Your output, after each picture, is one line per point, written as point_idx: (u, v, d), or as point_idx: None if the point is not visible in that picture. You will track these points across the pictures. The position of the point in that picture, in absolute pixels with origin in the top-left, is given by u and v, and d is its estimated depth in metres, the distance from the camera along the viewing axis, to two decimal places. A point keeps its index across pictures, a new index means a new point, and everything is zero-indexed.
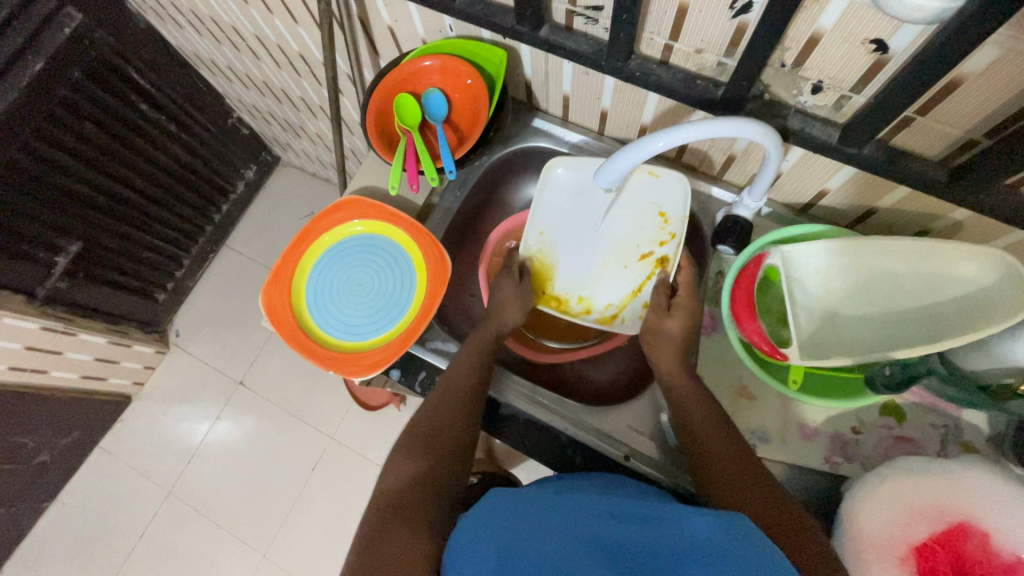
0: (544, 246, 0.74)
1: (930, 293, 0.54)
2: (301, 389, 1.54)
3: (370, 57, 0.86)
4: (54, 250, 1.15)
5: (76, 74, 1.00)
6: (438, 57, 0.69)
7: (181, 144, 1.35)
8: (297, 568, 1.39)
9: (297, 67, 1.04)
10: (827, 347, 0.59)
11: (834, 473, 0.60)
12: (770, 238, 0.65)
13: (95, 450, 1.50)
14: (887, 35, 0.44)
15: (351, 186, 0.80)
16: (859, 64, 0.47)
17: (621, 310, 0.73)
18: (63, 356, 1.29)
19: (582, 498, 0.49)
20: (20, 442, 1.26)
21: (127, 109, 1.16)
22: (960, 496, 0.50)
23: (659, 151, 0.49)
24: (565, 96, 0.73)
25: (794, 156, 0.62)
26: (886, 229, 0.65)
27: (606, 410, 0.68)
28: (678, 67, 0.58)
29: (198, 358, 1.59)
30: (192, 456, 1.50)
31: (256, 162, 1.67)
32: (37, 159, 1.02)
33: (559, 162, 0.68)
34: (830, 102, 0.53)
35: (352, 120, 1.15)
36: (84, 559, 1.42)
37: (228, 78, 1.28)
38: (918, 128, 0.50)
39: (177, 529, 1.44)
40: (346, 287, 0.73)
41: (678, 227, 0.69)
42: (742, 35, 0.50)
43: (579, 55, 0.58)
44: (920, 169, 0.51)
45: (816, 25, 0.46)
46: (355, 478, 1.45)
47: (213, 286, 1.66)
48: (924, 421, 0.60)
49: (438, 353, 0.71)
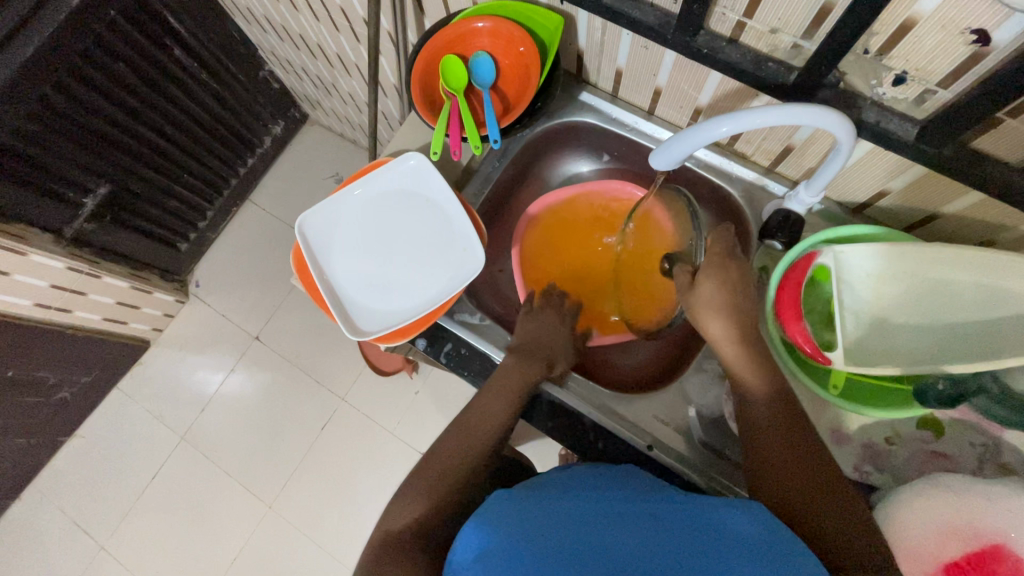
0: (360, 210, 0.69)
1: (985, 308, 0.51)
2: (316, 348, 1.55)
3: (415, 13, 0.82)
4: (83, 190, 1.16)
5: (112, 13, 0.98)
6: (491, 19, 0.66)
7: (211, 93, 1.33)
8: (300, 522, 1.42)
9: (337, 21, 1.02)
10: (869, 355, 0.57)
11: (864, 483, 0.59)
12: (825, 236, 0.62)
13: (113, 391, 1.53)
14: (992, 25, 0.40)
15: (388, 149, 0.79)
16: (951, 56, 0.44)
17: (322, 243, 0.67)
18: (87, 298, 1.30)
19: (585, 492, 0.49)
20: (43, 376, 1.29)
21: (159, 53, 1.14)
22: (995, 517, 0.49)
23: (722, 136, 0.47)
24: (619, 71, 0.69)
25: (860, 151, 0.58)
26: (945, 236, 0.62)
27: (631, 398, 0.67)
28: (748, 47, 0.54)
29: (216, 310, 1.60)
30: (206, 404, 1.52)
31: (284, 118, 1.65)
32: (68, 98, 1.01)
33: (394, 221, 0.69)
34: (911, 96, 0.49)
35: (388, 82, 1.13)
36: (98, 493, 1.47)
37: (263, 29, 1.25)
38: (1006, 132, 0.46)
39: (188, 472, 1.48)
40: (356, 241, 0.68)
41: (357, 218, 0.69)
42: (827, 16, 0.47)
43: (644, 26, 0.54)
44: (1002, 175, 0.47)
45: (913, 9, 0.42)
46: (363, 441, 1.47)
47: (235, 239, 1.66)
48: (963, 437, 0.58)
49: (466, 327, 0.70)
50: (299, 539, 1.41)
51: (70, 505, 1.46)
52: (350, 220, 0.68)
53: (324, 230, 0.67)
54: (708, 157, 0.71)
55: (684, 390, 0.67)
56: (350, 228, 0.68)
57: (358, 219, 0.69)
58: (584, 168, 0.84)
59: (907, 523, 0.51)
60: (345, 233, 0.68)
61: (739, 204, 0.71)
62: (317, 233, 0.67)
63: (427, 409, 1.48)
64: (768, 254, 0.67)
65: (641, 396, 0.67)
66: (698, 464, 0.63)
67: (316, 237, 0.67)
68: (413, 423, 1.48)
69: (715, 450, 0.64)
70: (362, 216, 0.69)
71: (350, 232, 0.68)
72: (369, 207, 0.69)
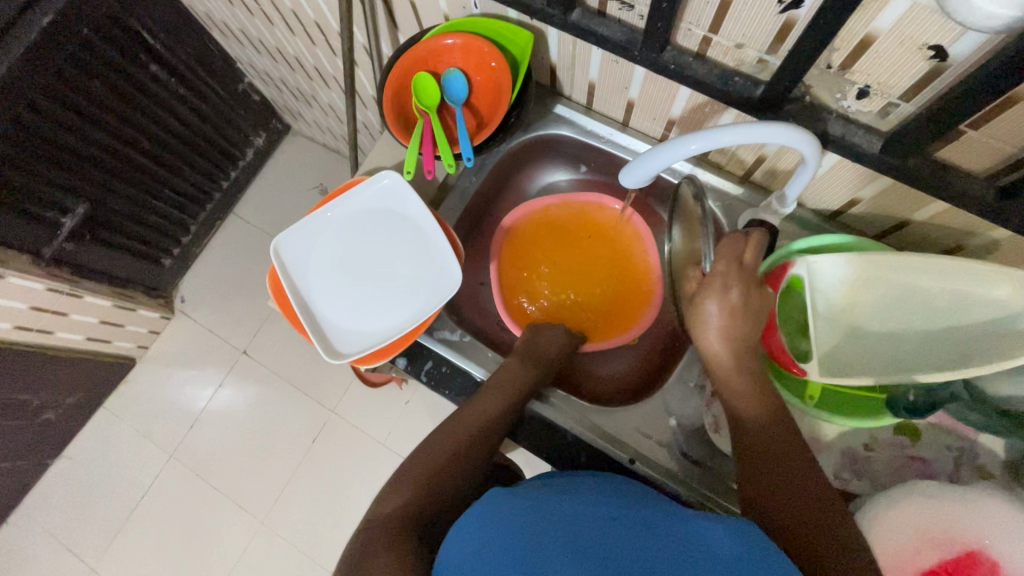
0: (336, 229, 0.69)
1: (955, 316, 0.52)
2: (305, 361, 1.54)
3: (388, 28, 0.82)
4: (61, 210, 1.14)
5: (85, 32, 0.97)
6: (461, 36, 0.65)
7: (189, 107, 1.31)
8: (293, 537, 1.41)
9: (312, 35, 1.01)
10: (844, 363, 0.58)
11: (843, 490, 0.59)
12: (799, 247, 0.63)
13: (99, 411, 1.52)
14: (948, 42, 0.40)
15: (364, 166, 0.78)
16: (912, 71, 0.44)
17: (298, 262, 0.67)
18: (69, 318, 1.28)
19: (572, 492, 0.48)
20: (26, 399, 1.27)
21: (135, 69, 1.12)
22: (970, 523, 0.49)
23: (692, 154, 0.48)
24: (591, 83, 0.69)
25: (829, 161, 0.59)
26: (916, 243, 0.62)
27: (612, 411, 0.67)
28: (715, 62, 0.55)
29: (202, 325, 1.59)
30: (195, 420, 1.51)
31: (265, 130, 1.64)
32: (42, 117, 1.00)
33: (371, 240, 0.69)
34: (876, 109, 0.50)
35: (367, 94, 1.12)
36: (86, 514, 1.45)
37: (240, 42, 1.24)
38: (969, 142, 0.47)
39: (179, 490, 1.46)
40: (332, 260, 0.68)
41: (332, 237, 0.68)
42: (789, 31, 0.47)
43: (611, 43, 0.54)
44: (966, 186, 0.48)
45: (871, 26, 0.43)
46: (354, 454, 1.46)
47: (219, 252, 1.65)
48: (939, 441, 0.59)
49: (446, 344, 0.70)
50: (292, 554, 1.40)
51: (58, 527, 1.44)
52: (326, 240, 0.68)
53: (299, 249, 0.67)
54: (683, 167, 0.72)
55: (665, 401, 0.67)
56: (326, 247, 0.68)
57: (334, 238, 0.68)
58: (562, 179, 0.84)
59: (886, 530, 0.51)
60: (321, 252, 0.68)
61: (715, 214, 0.71)
62: (292, 252, 0.67)
63: (418, 419, 1.48)
64: None
65: (622, 409, 0.67)
66: (680, 475, 0.63)
67: (291, 256, 0.67)
68: (404, 433, 1.47)
69: (696, 461, 0.64)
70: (337, 235, 0.69)
71: (326, 251, 0.68)
72: (344, 225, 0.69)
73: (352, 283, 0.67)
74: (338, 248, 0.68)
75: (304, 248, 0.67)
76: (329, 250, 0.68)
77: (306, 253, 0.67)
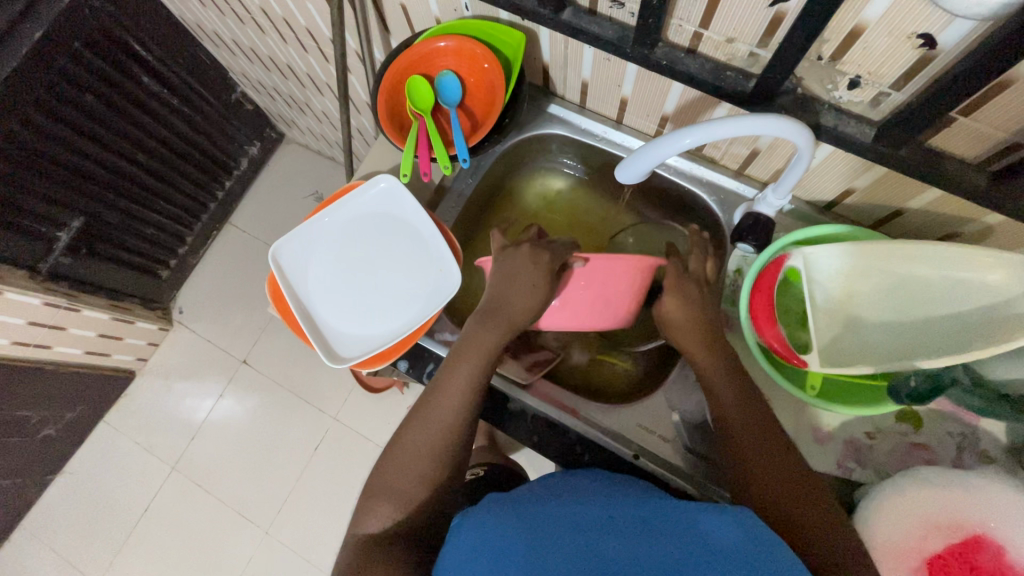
0: (334, 233, 0.69)
1: (951, 301, 0.52)
2: (305, 369, 1.54)
3: (380, 33, 0.82)
4: (57, 225, 1.14)
5: (76, 46, 0.97)
6: (453, 38, 0.66)
7: (182, 118, 1.31)
8: (298, 546, 1.41)
9: (304, 42, 1.01)
10: (845, 354, 0.58)
11: (848, 479, 0.60)
12: (794, 238, 0.63)
13: (99, 425, 1.51)
14: (937, 29, 0.41)
15: (360, 171, 0.78)
16: (902, 59, 0.45)
17: (296, 268, 0.67)
18: (67, 333, 1.28)
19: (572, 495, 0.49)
20: (25, 415, 1.26)
21: (127, 81, 1.12)
22: (974, 508, 0.49)
23: (686, 147, 0.48)
24: (585, 82, 0.70)
25: (822, 152, 0.59)
26: (911, 231, 0.63)
27: (615, 408, 0.68)
28: (707, 57, 0.55)
29: (201, 336, 1.58)
30: (196, 431, 1.50)
31: (260, 139, 1.64)
32: (35, 131, 1.00)
33: (370, 243, 0.69)
34: (867, 99, 0.50)
35: (360, 99, 1.12)
36: (89, 529, 1.44)
37: (232, 52, 1.24)
38: (961, 129, 0.47)
39: (181, 503, 1.45)
40: (330, 265, 0.68)
41: (331, 242, 0.68)
42: (779, 24, 0.48)
43: (602, 40, 0.55)
44: (958, 173, 0.48)
45: (860, 16, 0.43)
46: (357, 461, 1.46)
47: (216, 262, 1.64)
48: (941, 428, 0.59)
49: (446, 346, 0.70)
50: (298, 563, 1.39)
51: (61, 544, 1.43)
52: (324, 245, 0.68)
53: (297, 254, 0.67)
54: (677, 163, 0.72)
55: (668, 397, 0.67)
56: (325, 252, 0.68)
57: (333, 242, 0.68)
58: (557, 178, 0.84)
59: (890, 518, 0.52)
60: (319, 256, 0.68)
61: (711, 208, 0.72)
62: (290, 257, 0.67)
63: None
64: (742, 257, 0.69)
65: (624, 406, 0.67)
66: (685, 470, 0.63)
67: (290, 262, 0.67)
68: None
69: (701, 456, 0.64)
70: (336, 239, 0.69)
71: (324, 255, 0.68)
72: (342, 229, 0.69)
73: (353, 287, 0.67)
74: (337, 252, 0.68)
75: (303, 254, 0.67)
76: (327, 254, 0.68)
77: (305, 258, 0.67)
